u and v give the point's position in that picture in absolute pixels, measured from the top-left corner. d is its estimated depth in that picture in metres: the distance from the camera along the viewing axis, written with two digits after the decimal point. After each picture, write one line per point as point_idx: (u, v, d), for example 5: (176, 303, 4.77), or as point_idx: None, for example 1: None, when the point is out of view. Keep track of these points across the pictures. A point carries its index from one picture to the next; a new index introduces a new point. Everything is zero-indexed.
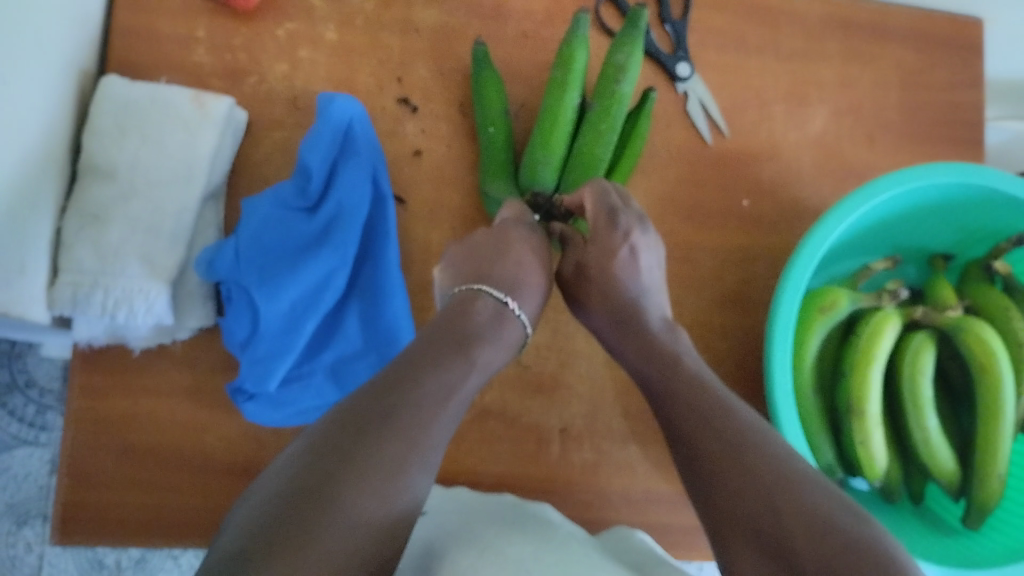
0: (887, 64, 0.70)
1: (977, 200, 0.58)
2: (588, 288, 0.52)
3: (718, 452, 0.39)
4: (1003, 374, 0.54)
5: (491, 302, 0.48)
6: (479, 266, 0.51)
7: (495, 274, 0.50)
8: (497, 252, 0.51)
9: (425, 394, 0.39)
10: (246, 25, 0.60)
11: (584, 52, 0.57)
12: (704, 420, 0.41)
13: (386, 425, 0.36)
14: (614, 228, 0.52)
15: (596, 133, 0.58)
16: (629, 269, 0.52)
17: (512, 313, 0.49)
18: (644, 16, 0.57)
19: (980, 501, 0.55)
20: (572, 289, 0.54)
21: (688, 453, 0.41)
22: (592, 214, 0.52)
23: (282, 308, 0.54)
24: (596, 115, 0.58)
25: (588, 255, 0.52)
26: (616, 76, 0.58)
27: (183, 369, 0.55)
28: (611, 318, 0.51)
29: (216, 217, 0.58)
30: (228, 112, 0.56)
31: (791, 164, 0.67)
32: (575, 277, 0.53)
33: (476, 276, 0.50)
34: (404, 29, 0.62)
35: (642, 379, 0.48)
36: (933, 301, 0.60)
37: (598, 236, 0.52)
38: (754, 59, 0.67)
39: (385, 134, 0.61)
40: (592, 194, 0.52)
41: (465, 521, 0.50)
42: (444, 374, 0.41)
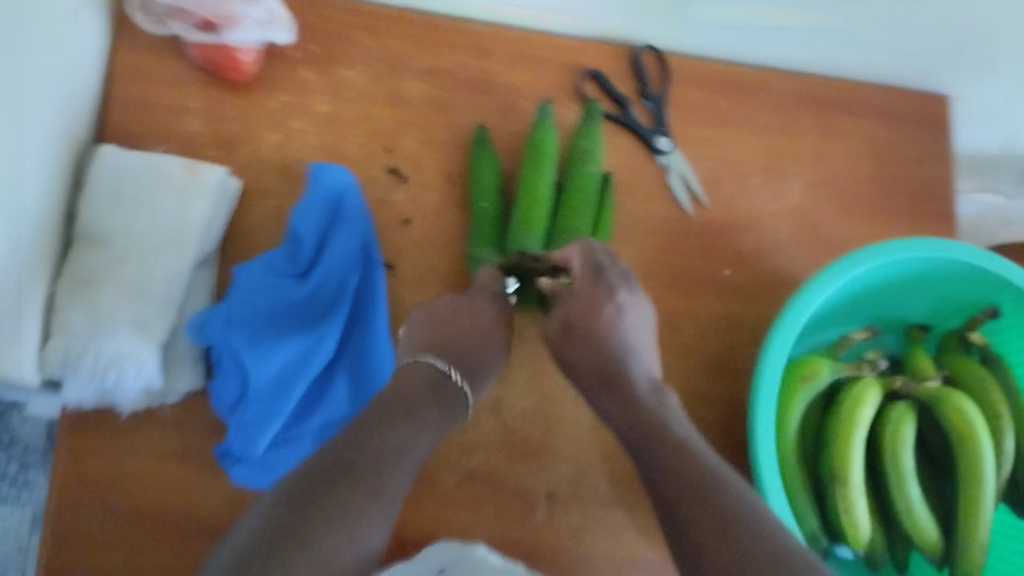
0: (861, 139, 0.72)
1: (951, 273, 0.60)
2: (578, 345, 0.52)
3: (703, 517, 0.40)
4: (981, 441, 0.55)
5: (455, 389, 0.50)
6: (451, 346, 0.52)
7: (462, 357, 0.52)
8: (465, 329, 0.53)
9: (371, 466, 0.41)
10: (241, 96, 0.62)
11: (552, 137, 0.63)
12: (687, 486, 0.42)
13: (328, 500, 0.38)
14: (599, 284, 0.52)
15: (573, 211, 0.61)
16: (618, 329, 0.52)
17: (453, 382, 0.50)
18: (600, 108, 0.64)
19: (962, 570, 0.56)
20: (559, 351, 0.54)
21: (677, 522, 0.41)
22: (577, 272, 0.53)
23: (270, 374, 0.54)
24: (572, 189, 0.61)
25: (573, 310, 0.52)
26: (585, 160, 0.62)
27: (170, 433, 0.55)
28: (598, 376, 0.51)
29: (208, 282, 0.58)
30: (222, 180, 0.57)
31: (770, 234, 0.69)
32: (562, 337, 0.53)
33: (447, 355, 0.52)
34: (395, 102, 0.64)
35: (626, 440, 0.48)
36: (911, 370, 0.61)
37: (583, 292, 0.52)
38: (733, 133, 0.70)
39: (375, 201, 0.63)
40: (579, 253, 0.54)
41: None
42: (382, 442, 0.42)
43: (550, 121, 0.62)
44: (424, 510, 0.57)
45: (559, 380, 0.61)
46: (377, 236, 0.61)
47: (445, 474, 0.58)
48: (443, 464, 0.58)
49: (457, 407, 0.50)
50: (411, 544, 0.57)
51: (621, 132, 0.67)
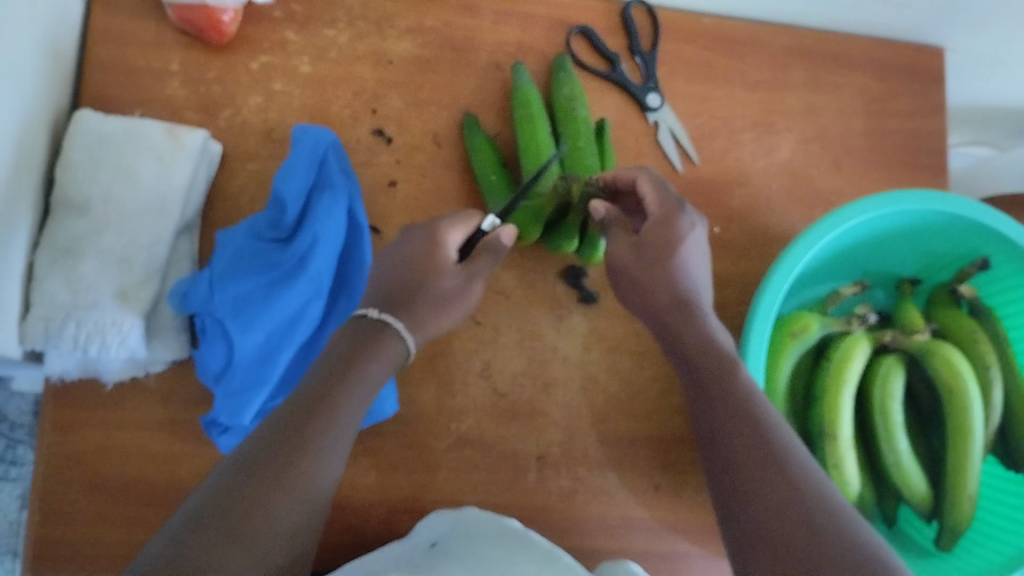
0: (852, 94, 0.71)
1: (942, 225, 0.60)
2: (651, 270, 0.50)
3: (763, 474, 0.40)
4: (969, 395, 0.55)
5: (376, 322, 0.47)
6: (385, 290, 0.50)
7: (391, 294, 0.50)
8: (400, 264, 0.51)
9: (318, 446, 0.39)
10: (220, 58, 0.60)
11: (535, 91, 0.62)
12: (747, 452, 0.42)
13: (291, 442, 0.38)
14: (678, 213, 0.52)
15: (577, 148, 0.60)
16: (687, 263, 0.51)
17: (372, 320, 0.48)
18: (568, 60, 0.64)
19: (950, 522, 0.57)
20: (623, 272, 0.51)
21: (727, 463, 0.42)
22: (657, 198, 0.52)
23: (256, 340, 0.54)
24: (570, 137, 0.60)
25: (646, 231, 0.51)
26: (572, 105, 0.61)
27: (157, 403, 0.55)
28: (671, 302, 0.50)
29: (190, 249, 0.58)
30: (202, 144, 0.56)
31: (760, 191, 0.68)
32: (633, 258, 0.51)
33: (376, 301, 0.50)
34: (378, 62, 0.63)
35: (679, 360, 0.49)
36: (901, 324, 0.61)
37: (663, 217, 0.52)
38: (722, 89, 0.69)
39: (360, 165, 0.62)
40: (649, 181, 0.53)
41: (471, 549, 0.49)
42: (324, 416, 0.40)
43: (526, 80, 0.62)
44: (413, 474, 0.57)
45: (548, 341, 0.61)
46: (363, 199, 0.60)
47: (436, 438, 0.58)
48: (433, 428, 0.58)
49: (385, 348, 0.46)
50: (402, 508, 0.57)
51: (609, 89, 0.66)
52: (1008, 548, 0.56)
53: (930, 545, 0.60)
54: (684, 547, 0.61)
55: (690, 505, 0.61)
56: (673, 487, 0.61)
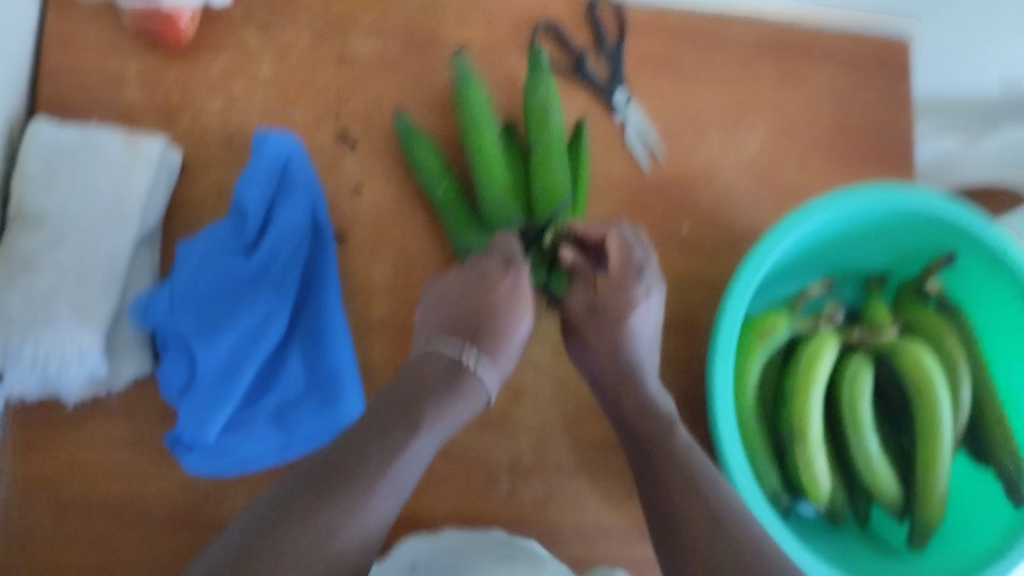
0: (820, 87, 0.71)
1: (908, 221, 0.60)
2: (598, 332, 0.53)
3: (688, 509, 0.42)
4: (936, 391, 0.56)
5: (472, 375, 0.47)
6: (473, 324, 0.50)
7: (483, 335, 0.50)
8: (483, 299, 0.51)
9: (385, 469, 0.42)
10: (177, 63, 0.59)
11: (482, 90, 0.61)
12: (669, 492, 0.44)
13: (377, 443, 0.43)
14: (636, 279, 0.53)
15: (550, 167, 0.59)
16: (640, 319, 0.53)
17: (470, 372, 0.48)
18: (541, 52, 0.61)
19: (921, 520, 0.57)
20: (574, 325, 0.54)
21: (656, 491, 0.45)
22: (616, 258, 0.54)
23: (220, 353, 0.53)
24: (543, 153, 0.60)
25: (601, 295, 0.53)
26: (544, 115, 0.60)
27: (121, 419, 0.54)
28: (617, 374, 0.52)
29: (151, 260, 0.57)
30: (160, 154, 0.56)
31: (729, 188, 0.68)
32: (585, 317, 0.54)
33: (467, 335, 0.50)
34: (340, 64, 0.62)
35: (606, 401, 0.53)
36: (868, 319, 0.61)
37: (618, 281, 0.53)
38: (689, 85, 0.68)
39: (324, 170, 0.61)
40: (616, 240, 0.54)
41: (454, 568, 0.50)
42: (400, 444, 0.43)
43: (467, 74, 0.61)
44: None
45: None
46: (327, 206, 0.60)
47: None
48: None
49: (470, 397, 0.47)
50: None
51: (576, 88, 0.66)
52: (980, 547, 0.56)
53: (902, 542, 0.60)
54: (657, 552, 0.61)
55: None
56: None
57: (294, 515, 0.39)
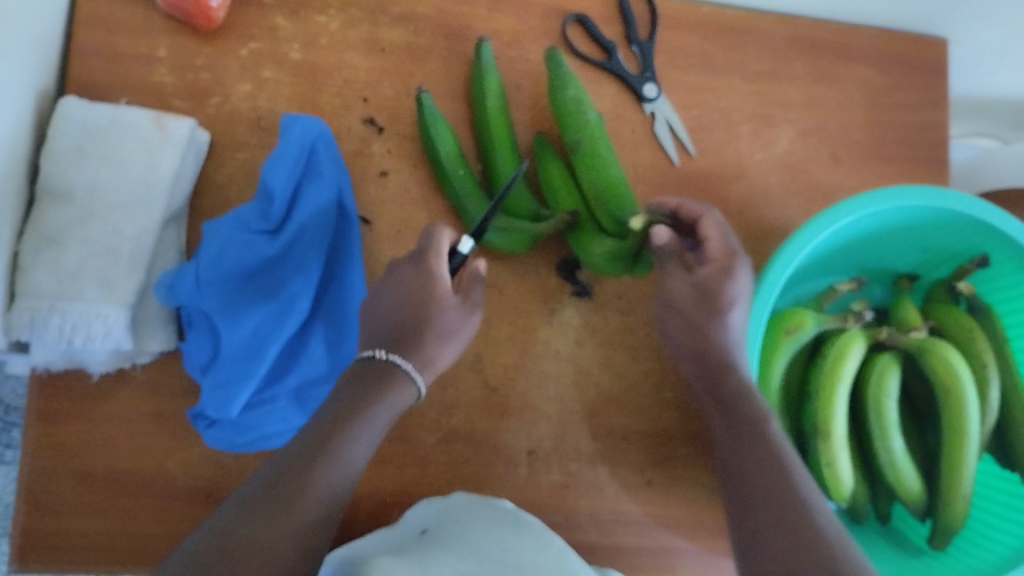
0: (853, 85, 0.70)
1: (941, 221, 0.59)
2: (707, 319, 0.53)
3: (777, 513, 0.42)
4: (966, 394, 0.55)
5: (387, 364, 0.47)
6: (391, 324, 0.50)
7: (398, 336, 0.50)
8: (406, 298, 0.51)
9: (329, 473, 0.41)
10: (208, 44, 0.59)
11: (492, 73, 0.61)
12: (762, 497, 0.44)
13: (331, 431, 0.43)
14: (739, 264, 0.53)
15: (600, 160, 0.58)
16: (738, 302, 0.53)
17: (381, 360, 0.48)
18: (560, 58, 0.60)
19: (943, 522, 0.56)
20: (681, 312, 0.54)
21: (744, 495, 0.45)
22: (717, 241, 0.54)
23: (244, 332, 0.53)
24: (589, 146, 0.58)
25: (706, 276, 0.53)
26: (580, 109, 0.59)
27: (144, 396, 0.54)
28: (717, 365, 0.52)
29: (178, 239, 0.57)
30: (189, 133, 0.56)
31: (758, 184, 0.67)
32: (692, 303, 0.54)
33: (384, 340, 0.50)
34: (370, 49, 0.62)
35: (705, 396, 0.53)
36: (897, 321, 0.60)
37: (724, 265, 0.53)
38: (720, 79, 0.67)
39: (351, 154, 0.61)
40: (715, 224, 0.54)
41: (461, 527, 0.49)
42: (352, 430, 0.43)
43: (486, 59, 0.60)
44: (405, 467, 0.57)
45: (541, 335, 0.61)
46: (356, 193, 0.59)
47: (425, 432, 0.58)
48: (423, 422, 0.58)
49: (404, 385, 0.47)
50: (391, 502, 0.57)
51: (606, 79, 0.65)
52: (1002, 548, 0.56)
53: (923, 543, 0.59)
54: (676, 543, 0.60)
55: (682, 501, 0.61)
56: (665, 482, 0.61)
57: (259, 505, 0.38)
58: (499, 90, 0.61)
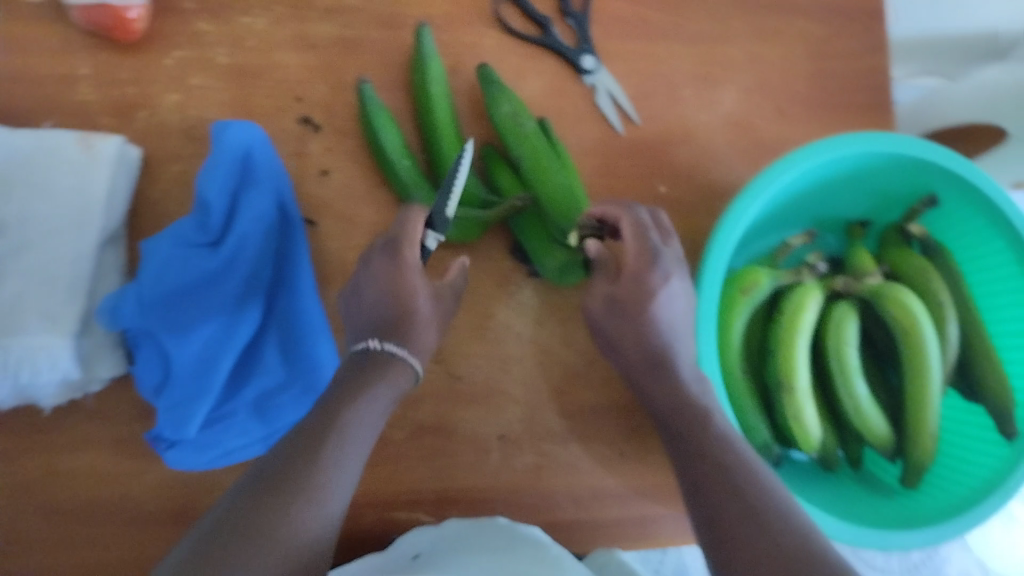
0: (792, 38, 0.70)
1: (889, 165, 0.59)
2: (623, 327, 0.51)
3: (716, 477, 0.43)
4: (925, 332, 0.55)
5: (384, 353, 0.47)
6: (379, 317, 0.50)
7: (392, 324, 0.49)
8: (394, 287, 0.50)
9: (333, 461, 0.41)
10: (132, 57, 0.58)
11: (433, 62, 0.59)
12: (701, 461, 0.44)
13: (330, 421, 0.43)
14: (653, 267, 0.51)
15: (545, 169, 0.57)
16: (669, 307, 0.51)
17: (377, 351, 0.47)
18: (490, 70, 0.60)
19: (913, 461, 0.57)
20: (602, 327, 0.52)
21: (689, 459, 0.45)
22: (631, 241, 0.51)
23: (194, 348, 0.53)
24: (532, 156, 0.57)
25: (621, 286, 0.50)
26: (519, 120, 0.58)
27: (101, 422, 0.53)
28: (643, 363, 0.50)
29: (118, 260, 0.56)
30: (118, 149, 0.55)
31: (705, 145, 0.66)
32: (608, 315, 0.51)
33: (375, 330, 0.49)
34: (299, 47, 0.61)
35: (619, 362, 0.52)
36: (851, 266, 0.60)
37: (635, 270, 0.51)
38: (658, 44, 0.67)
39: (289, 156, 0.59)
40: (631, 225, 0.52)
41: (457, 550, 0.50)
42: (352, 419, 0.43)
43: (428, 47, 0.59)
44: (375, 466, 0.57)
45: (501, 320, 0.60)
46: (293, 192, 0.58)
47: (394, 429, 0.57)
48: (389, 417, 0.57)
49: (398, 367, 0.47)
50: (366, 502, 0.57)
51: (542, 55, 0.65)
52: (974, 480, 0.56)
53: (896, 483, 0.60)
54: (655, 511, 0.60)
55: (658, 468, 0.60)
56: (639, 452, 0.60)
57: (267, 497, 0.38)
58: (442, 80, 0.60)
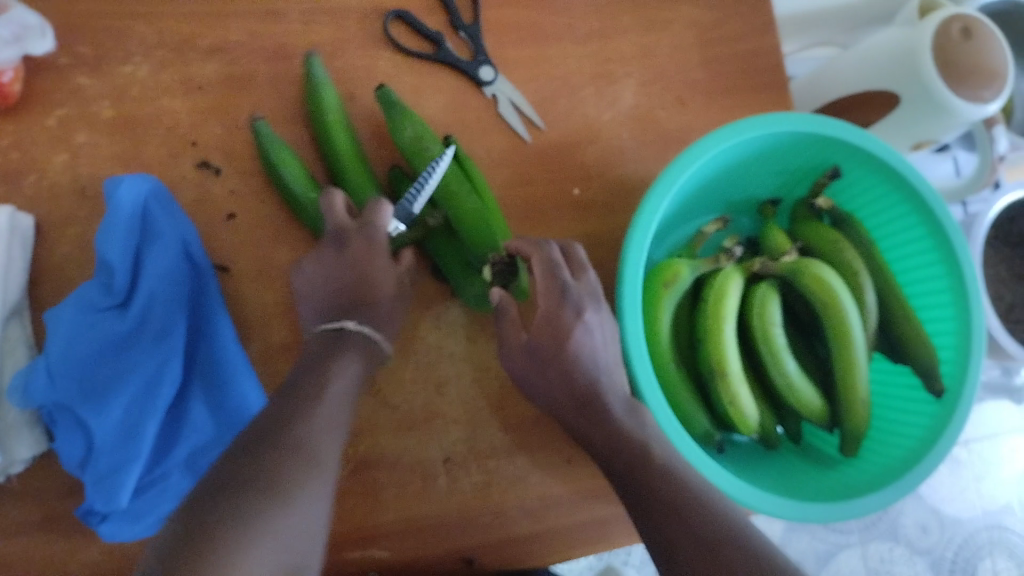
0: (683, 26, 0.70)
1: (791, 143, 0.60)
2: (545, 372, 0.53)
3: (655, 494, 0.48)
4: (843, 303, 0.56)
5: (355, 334, 0.53)
6: (346, 295, 0.55)
7: (360, 301, 0.55)
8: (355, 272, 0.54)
9: (285, 466, 0.44)
10: (12, 122, 0.56)
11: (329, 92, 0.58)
12: (644, 482, 0.49)
13: (286, 431, 0.46)
14: (563, 305, 0.53)
15: (455, 193, 0.57)
16: (585, 341, 0.54)
17: (349, 330, 0.53)
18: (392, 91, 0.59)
19: (849, 430, 0.58)
20: (522, 374, 0.54)
21: (623, 473, 0.50)
22: (541, 280, 0.53)
23: (115, 417, 0.50)
24: (440, 179, 0.57)
25: (539, 333, 0.53)
26: (423, 144, 0.58)
27: (24, 504, 0.51)
28: (569, 402, 0.53)
29: (24, 334, 0.53)
30: (9, 221, 0.52)
31: (612, 142, 0.67)
32: (526, 362, 0.53)
33: (342, 309, 0.55)
34: (187, 90, 0.59)
35: (536, 391, 0.54)
36: (768, 249, 0.62)
37: (549, 314, 0.53)
38: (553, 47, 0.67)
39: (191, 203, 0.58)
40: (541, 261, 0.53)
41: None
42: (306, 421, 0.47)
43: (320, 76, 0.58)
44: None
45: (431, 341, 0.60)
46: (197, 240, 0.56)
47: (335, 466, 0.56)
48: None
49: (352, 356, 0.52)
50: None
51: (439, 71, 0.64)
52: (909, 442, 0.58)
53: (836, 453, 0.61)
54: (607, 511, 0.59)
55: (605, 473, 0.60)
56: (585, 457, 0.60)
57: (225, 502, 0.42)
58: (338, 107, 0.59)
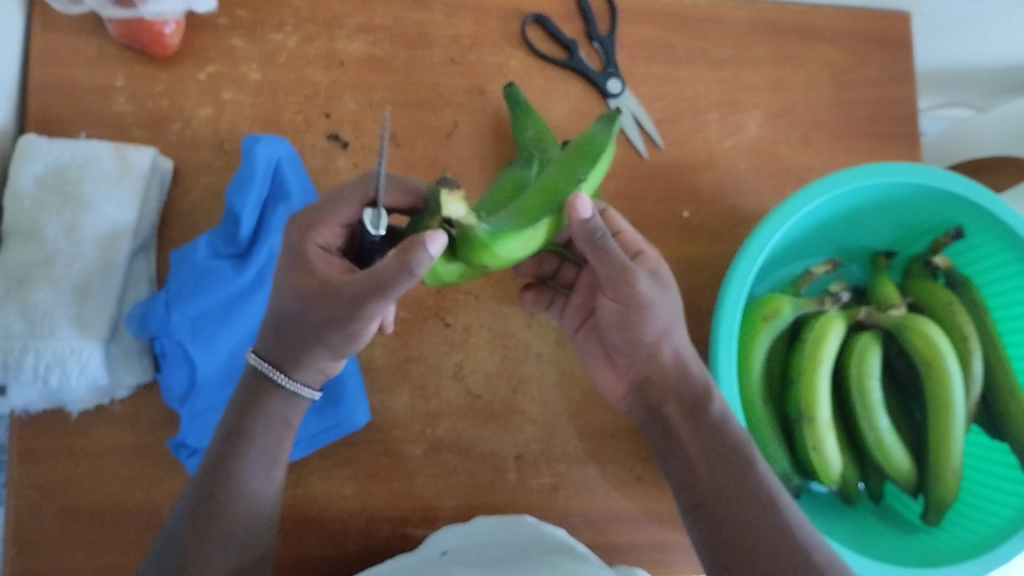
0: (818, 65, 0.70)
1: (916, 197, 0.59)
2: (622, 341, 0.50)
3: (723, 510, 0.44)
4: (947, 367, 0.54)
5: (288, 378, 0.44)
6: (296, 337, 0.43)
7: (309, 345, 0.42)
8: (317, 314, 0.41)
9: (247, 470, 0.43)
10: (167, 72, 0.59)
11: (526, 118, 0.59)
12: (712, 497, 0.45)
13: (251, 428, 0.44)
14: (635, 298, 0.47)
15: None
16: (646, 314, 0.48)
17: (273, 385, 0.44)
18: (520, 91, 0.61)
19: (935, 499, 0.56)
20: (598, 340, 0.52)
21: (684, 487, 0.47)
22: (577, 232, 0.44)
23: (219, 357, 0.54)
24: None
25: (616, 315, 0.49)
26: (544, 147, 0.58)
27: (123, 429, 0.54)
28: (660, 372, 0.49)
29: (148, 270, 0.57)
30: (152, 162, 0.56)
31: (729, 170, 0.67)
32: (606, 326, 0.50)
33: (289, 342, 0.43)
34: (329, 64, 0.62)
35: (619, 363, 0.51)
36: (875, 299, 0.61)
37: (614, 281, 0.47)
38: (685, 68, 0.67)
39: (316, 171, 0.60)
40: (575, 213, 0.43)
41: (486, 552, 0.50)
42: (270, 415, 0.44)
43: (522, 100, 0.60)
44: (392, 481, 0.57)
45: (521, 338, 0.61)
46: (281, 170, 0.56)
47: (410, 443, 0.58)
48: (408, 432, 0.58)
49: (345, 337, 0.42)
50: (383, 517, 0.56)
51: (568, 76, 0.65)
52: (996, 521, 0.56)
53: (917, 520, 0.59)
54: (670, 536, 0.60)
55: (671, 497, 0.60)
56: (655, 476, 0.60)
57: (202, 521, 0.41)
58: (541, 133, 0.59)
